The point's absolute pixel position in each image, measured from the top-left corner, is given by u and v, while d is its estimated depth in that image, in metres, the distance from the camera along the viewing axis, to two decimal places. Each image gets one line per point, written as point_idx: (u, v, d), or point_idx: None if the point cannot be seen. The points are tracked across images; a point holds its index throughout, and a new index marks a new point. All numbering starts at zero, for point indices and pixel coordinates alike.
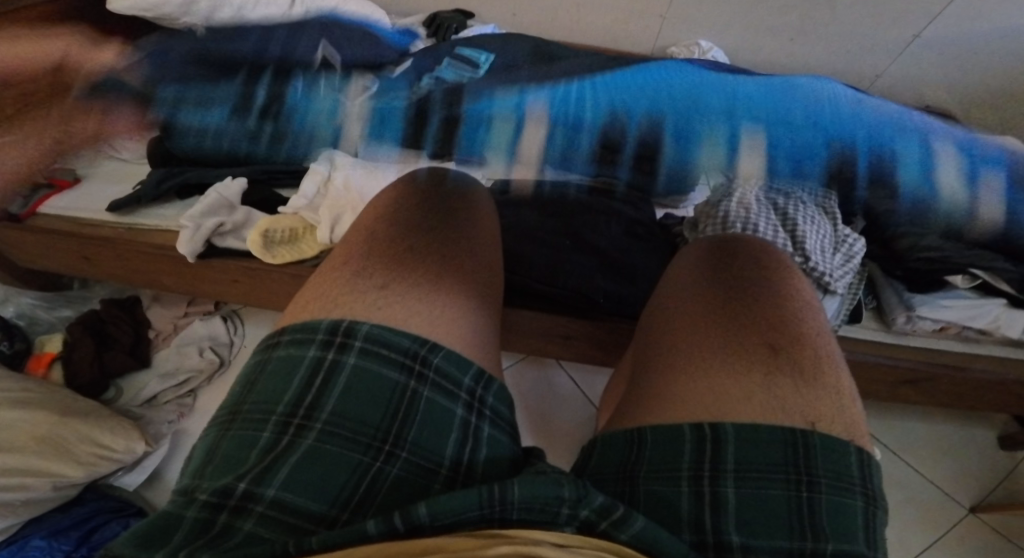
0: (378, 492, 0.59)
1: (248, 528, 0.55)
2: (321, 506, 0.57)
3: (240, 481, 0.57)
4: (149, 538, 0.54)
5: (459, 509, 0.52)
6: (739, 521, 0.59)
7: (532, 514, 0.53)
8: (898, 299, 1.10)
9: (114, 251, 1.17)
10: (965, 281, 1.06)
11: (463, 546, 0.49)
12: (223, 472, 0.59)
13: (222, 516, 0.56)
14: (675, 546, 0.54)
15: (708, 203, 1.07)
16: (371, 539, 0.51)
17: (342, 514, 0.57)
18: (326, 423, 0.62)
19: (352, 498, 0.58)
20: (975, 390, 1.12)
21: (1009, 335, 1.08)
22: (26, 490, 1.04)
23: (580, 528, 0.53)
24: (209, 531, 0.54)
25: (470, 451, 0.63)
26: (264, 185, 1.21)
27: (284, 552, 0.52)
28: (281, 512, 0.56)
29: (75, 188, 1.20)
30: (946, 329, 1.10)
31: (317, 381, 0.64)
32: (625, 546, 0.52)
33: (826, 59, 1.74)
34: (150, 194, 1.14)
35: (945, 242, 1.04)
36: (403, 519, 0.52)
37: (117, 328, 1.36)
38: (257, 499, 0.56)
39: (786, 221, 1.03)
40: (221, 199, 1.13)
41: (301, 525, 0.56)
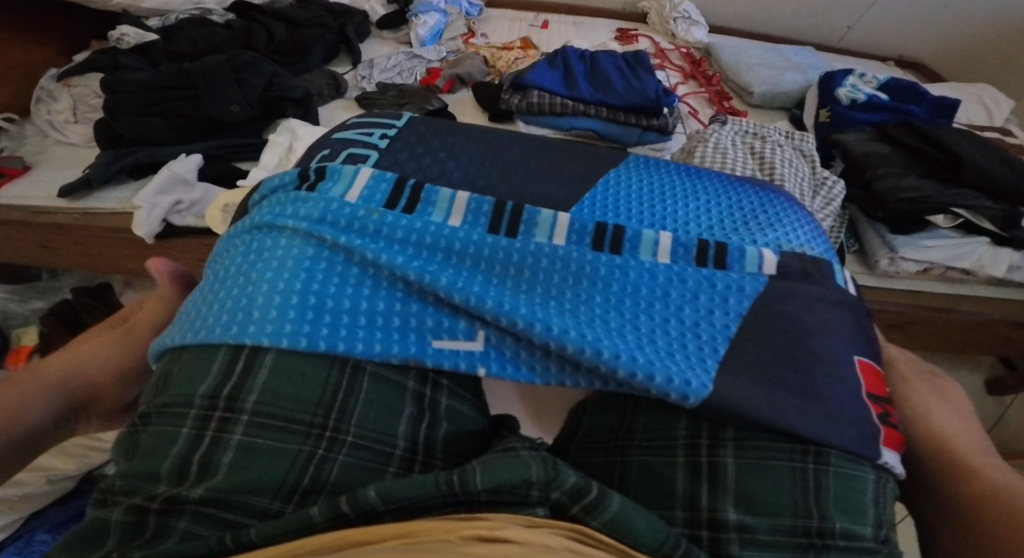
0: (327, 484, 0.45)
1: (181, 528, 0.43)
2: (262, 500, 0.43)
3: (161, 480, 0.44)
4: (83, 548, 0.44)
5: (416, 494, 0.42)
6: (739, 493, 0.47)
7: (500, 496, 0.42)
8: (880, 242, 1.06)
9: (73, 236, 1.11)
10: (947, 220, 1.02)
11: (431, 530, 0.38)
12: (140, 468, 0.45)
13: (151, 516, 0.43)
14: (651, 534, 0.42)
15: (682, 152, 0.98)
16: (317, 526, 0.42)
17: (288, 507, 0.44)
18: (254, 414, 0.45)
19: (300, 487, 0.44)
20: (965, 333, 1.10)
21: (993, 275, 1.04)
22: (23, 485, 0.93)
23: (552, 511, 0.43)
24: (142, 535, 0.44)
25: (429, 429, 0.49)
26: (221, 159, 1.16)
27: (219, 550, 0.42)
28: (214, 507, 0.43)
29: (25, 176, 1.15)
30: (929, 270, 1.06)
31: (241, 361, 0.47)
32: (598, 534, 0.42)
33: (796, 13, 1.69)
34: (101, 176, 1.08)
35: (925, 183, 1.02)
36: (351, 503, 0.42)
37: (92, 315, 1.17)
38: (184, 499, 0.43)
39: (763, 166, 0.93)
40: (177, 175, 1.06)
41: (241, 522, 0.43)
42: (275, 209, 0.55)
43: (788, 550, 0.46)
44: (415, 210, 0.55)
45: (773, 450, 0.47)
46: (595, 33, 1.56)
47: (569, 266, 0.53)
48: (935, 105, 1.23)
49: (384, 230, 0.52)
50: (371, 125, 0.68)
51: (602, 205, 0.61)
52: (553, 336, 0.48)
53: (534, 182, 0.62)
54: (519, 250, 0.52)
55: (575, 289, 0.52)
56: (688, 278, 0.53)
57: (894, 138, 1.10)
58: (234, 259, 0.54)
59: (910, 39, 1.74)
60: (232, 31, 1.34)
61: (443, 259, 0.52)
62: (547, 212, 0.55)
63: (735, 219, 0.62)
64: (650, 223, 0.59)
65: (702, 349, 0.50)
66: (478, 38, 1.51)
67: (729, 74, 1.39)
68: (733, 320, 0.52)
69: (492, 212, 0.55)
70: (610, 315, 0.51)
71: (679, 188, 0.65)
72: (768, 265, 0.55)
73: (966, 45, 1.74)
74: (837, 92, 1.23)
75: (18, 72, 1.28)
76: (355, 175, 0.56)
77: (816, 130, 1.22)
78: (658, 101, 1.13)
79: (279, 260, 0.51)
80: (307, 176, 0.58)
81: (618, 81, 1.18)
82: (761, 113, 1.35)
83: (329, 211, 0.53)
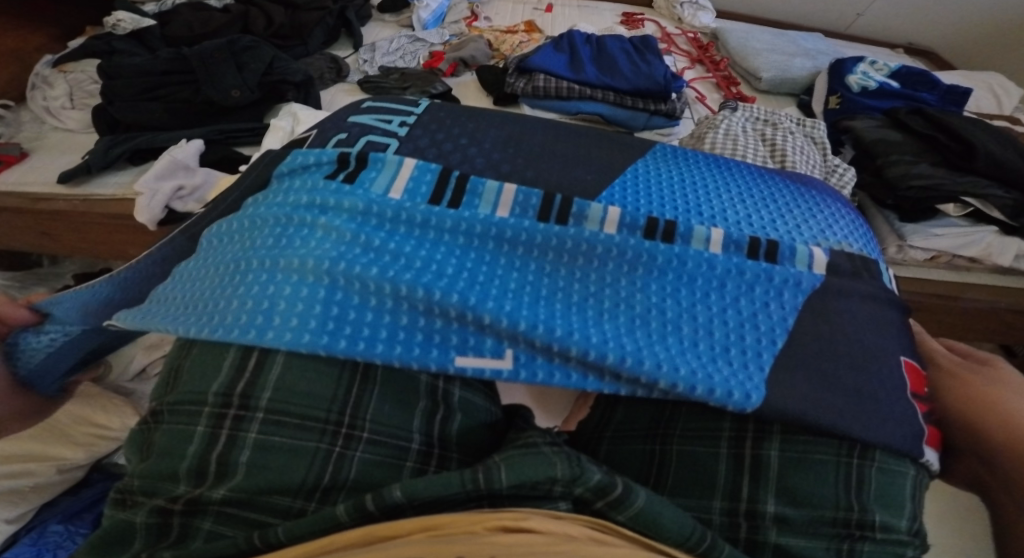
0: (347, 481, 0.44)
1: (206, 528, 0.44)
2: (283, 499, 0.43)
3: (179, 481, 0.44)
4: (112, 548, 0.45)
5: (440, 491, 0.41)
6: (781, 486, 0.47)
7: (523, 491, 0.41)
8: (889, 229, 1.05)
9: (72, 223, 1.08)
10: (957, 209, 1.00)
11: (454, 525, 0.38)
12: (156, 468, 0.44)
13: (175, 518, 0.44)
14: (682, 529, 0.41)
15: (692, 138, 0.96)
16: (343, 525, 0.41)
17: (309, 504, 0.44)
18: (269, 412, 0.44)
19: (320, 485, 0.44)
20: (976, 320, 1.09)
21: (1000, 264, 1.02)
22: (33, 476, 0.88)
23: (574, 505, 0.43)
24: (169, 537, 0.44)
25: (444, 421, 0.48)
26: (222, 144, 1.14)
27: (247, 549, 0.42)
28: (237, 507, 0.43)
29: (23, 163, 1.11)
30: (936, 258, 1.04)
31: (253, 358, 0.45)
32: (623, 530, 0.41)
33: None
34: (100, 162, 1.06)
35: (937, 170, 1.00)
36: (376, 500, 0.40)
37: None
38: (206, 500, 0.43)
39: (774, 153, 0.92)
40: (177, 161, 1.04)
41: (265, 520, 0.43)
42: (309, 197, 0.52)
43: (824, 540, 0.46)
44: (460, 205, 0.53)
45: (819, 446, 0.46)
46: (600, 16, 1.53)
47: (621, 264, 0.52)
48: (946, 92, 1.21)
49: (432, 221, 0.51)
50: (386, 110, 0.65)
51: (641, 193, 0.58)
52: (592, 348, 0.46)
53: (561, 168, 0.60)
54: (573, 241, 0.51)
55: (631, 277, 0.51)
56: (746, 268, 0.52)
57: (905, 125, 1.08)
58: (254, 245, 0.51)
59: (916, 23, 1.71)
60: (229, 14, 1.31)
61: (493, 254, 0.51)
62: (597, 206, 0.53)
63: (777, 212, 0.60)
64: (694, 214, 0.57)
65: (746, 353, 0.48)
66: (482, 21, 1.48)
67: (736, 59, 1.36)
68: (790, 312, 0.51)
69: (541, 204, 0.53)
70: (649, 321, 0.49)
71: (716, 181, 0.63)
72: (816, 263, 0.54)
73: (975, 29, 1.71)
74: (846, 79, 1.21)
75: (11, 57, 1.25)
76: (399, 165, 0.55)
77: (824, 116, 1.21)
78: (666, 85, 1.11)
79: (308, 254, 0.48)
80: (345, 163, 0.56)
81: (625, 65, 1.16)
82: (769, 98, 1.33)
83: (375, 203, 0.51)
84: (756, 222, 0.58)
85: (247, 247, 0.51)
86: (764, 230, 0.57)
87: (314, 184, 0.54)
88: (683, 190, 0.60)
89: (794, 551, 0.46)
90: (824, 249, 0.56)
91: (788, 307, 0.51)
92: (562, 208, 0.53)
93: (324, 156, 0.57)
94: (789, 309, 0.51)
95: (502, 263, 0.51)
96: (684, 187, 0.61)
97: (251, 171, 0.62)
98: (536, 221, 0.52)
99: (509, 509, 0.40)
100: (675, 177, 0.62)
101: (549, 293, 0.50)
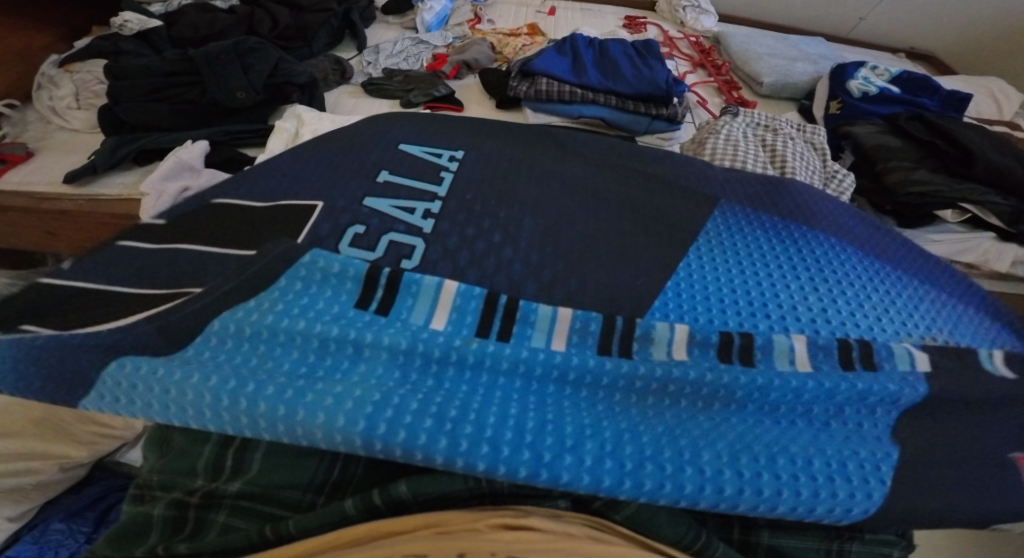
0: (356, 473, 0.45)
1: (220, 522, 0.44)
2: (294, 492, 0.44)
3: (198, 476, 0.46)
4: (124, 545, 0.45)
5: (446, 488, 0.41)
6: None
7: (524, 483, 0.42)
8: None
9: (77, 222, 1.09)
10: (954, 215, 1.01)
11: (456, 523, 0.39)
12: (176, 463, 0.47)
13: (191, 511, 0.45)
14: (675, 527, 0.42)
15: (693, 143, 0.97)
16: (352, 519, 0.41)
17: (319, 498, 0.44)
18: None
19: (330, 479, 0.44)
20: None
21: (998, 270, 1.03)
22: (37, 474, 0.89)
23: (575, 503, 0.43)
24: (178, 532, 0.44)
25: None
26: (227, 145, 1.15)
27: (259, 543, 0.41)
28: (252, 499, 0.44)
29: (29, 162, 1.12)
30: None
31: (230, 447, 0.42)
32: (621, 528, 0.41)
33: (806, 3, 1.67)
34: (106, 162, 1.07)
35: (936, 177, 1.01)
36: (383, 495, 0.41)
37: None
38: (222, 493, 0.45)
39: (775, 158, 0.92)
40: (183, 162, 1.05)
41: (277, 513, 0.44)
42: (341, 326, 0.45)
43: (815, 541, 0.46)
44: (512, 335, 0.47)
45: (805, 536, 0.46)
46: (603, 19, 1.54)
47: (702, 398, 0.45)
48: (946, 98, 1.22)
49: (487, 360, 0.44)
50: (407, 195, 0.60)
51: (694, 294, 0.53)
52: (686, 496, 0.40)
53: (603, 267, 0.54)
54: (644, 377, 0.45)
55: (709, 412, 0.44)
56: (846, 407, 0.45)
57: (906, 131, 1.09)
58: (276, 371, 0.43)
59: (917, 29, 1.72)
60: (235, 16, 1.31)
61: (557, 389, 0.44)
62: (662, 325, 0.48)
63: (851, 292, 0.55)
64: (763, 315, 0.51)
65: (865, 475, 0.42)
66: (485, 23, 1.48)
67: (738, 63, 1.37)
68: (885, 430, 0.44)
69: (601, 331, 0.48)
70: (749, 452, 0.42)
71: (780, 263, 0.57)
72: (920, 361, 0.48)
73: (975, 34, 1.72)
74: (847, 84, 1.21)
75: (18, 57, 1.26)
76: (438, 290, 0.49)
77: (825, 121, 1.22)
78: (669, 90, 1.12)
79: (347, 387, 0.42)
80: (372, 284, 0.48)
81: (628, 69, 1.17)
82: (771, 102, 1.34)
83: (420, 339, 0.45)
84: (838, 318, 0.52)
85: (268, 364, 0.44)
86: (846, 328, 0.51)
87: (342, 312, 0.47)
88: (738, 272, 0.55)
89: (786, 552, 0.46)
90: (916, 343, 0.51)
91: (883, 437, 0.44)
92: (623, 335, 0.48)
93: (349, 266, 0.49)
94: (889, 444, 0.44)
95: (567, 398, 0.44)
96: (737, 266, 0.56)
97: (234, 271, 0.48)
98: (600, 357, 0.46)
99: (511, 507, 0.41)
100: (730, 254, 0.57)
101: (589, 419, 0.43)
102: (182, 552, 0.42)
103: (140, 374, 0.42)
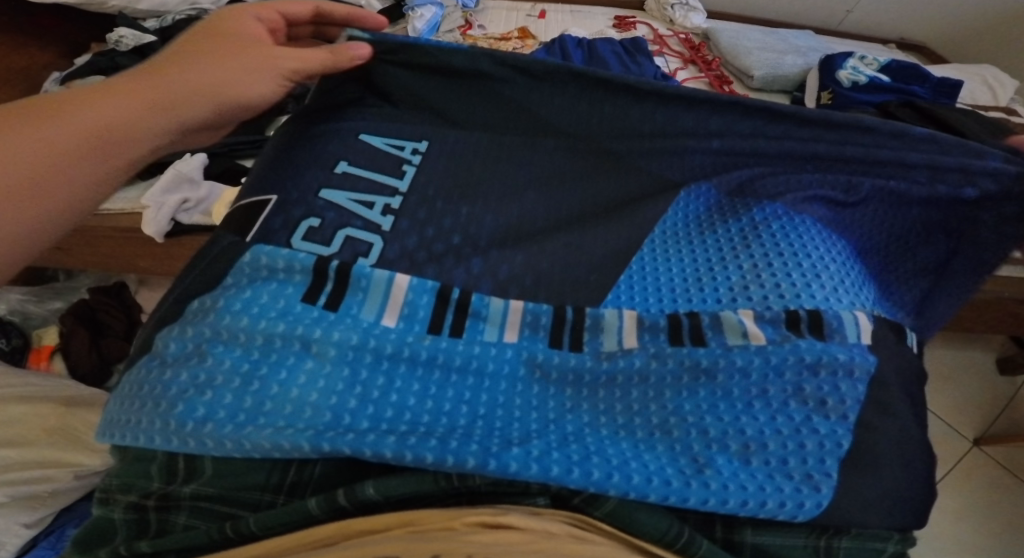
0: (315, 474, 0.42)
1: (181, 523, 0.42)
2: (254, 491, 0.42)
3: (152, 478, 0.42)
4: (93, 548, 0.44)
5: (417, 488, 0.40)
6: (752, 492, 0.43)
7: (499, 487, 0.41)
8: None
9: (83, 238, 1.10)
10: None
11: (432, 519, 0.39)
12: (133, 465, 0.43)
13: (151, 513, 0.43)
14: (654, 523, 0.40)
15: None
16: (316, 518, 0.40)
17: (279, 497, 0.42)
18: None
19: (288, 478, 0.42)
20: (979, 313, 1.04)
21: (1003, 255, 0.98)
22: (52, 481, 0.89)
23: (553, 502, 0.41)
24: (146, 533, 0.43)
25: None
26: (225, 156, 1.15)
27: (220, 540, 0.41)
28: (209, 500, 0.42)
29: None
30: None
31: (182, 462, 0.42)
32: (600, 526, 0.40)
33: None
34: None
35: None
36: (348, 495, 0.40)
37: (109, 315, 1.16)
38: (177, 496, 0.42)
39: None
40: (182, 174, 1.06)
41: (237, 513, 0.42)
42: (287, 323, 0.44)
43: (801, 537, 0.42)
44: (464, 330, 0.47)
45: (790, 532, 0.42)
46: (593, 21, 1.55)
47: (649, 392, 0.45)
48: (937, 85, 1.21)
49: (438, 358, 0.45)
50: (366, 188, 0.55)
51: (646, 284, 0.51)
52: (634, 488, 0.39)
53: (564, 247, 0.53)
54: (590, 373, 0.46)
55: (660, 401, 0.44)
56: (804, 385, 0.43)
57: (896, 118, 1.09)
58: (220, 372, 0.43)
59: (906, 19, 1.72)
60: None
61: (506, 387, 0.45)
62: (612, 313, 0.49)
63: (808, 261, 0.52)
64: (709, 299, 0.50)
65: (810, 472, 0.41)
66: (476, 29, 1.50)
67: (728, 58, 1.37)
68: (852, 407, 0.43)
69: (551, 324, 0.48)
70: (691, 449, 0.42)
71: (729, 237, 0.54)
72: (863, 332, 0.47)
73: (966, 21, 1.71)
74: (838, 74, 1.21)
75: (21, 75, 1.30)
76: (390, 285, 0.48)
77: (817, 111, 1.21)
78: (658, 85, 1.13)
79: (296, 400, 0.42)
80: (321, 276, 0.47)
81: (616, 67, 1.18)
82: (762, 96, 1.34)
83: (370, 336, 0.45)
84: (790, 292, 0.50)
85: (215, 362, 0.43)
86: (803, 301, 0.48)
87: (288, 307, 0.45)
88: (693, 251, 0.54)
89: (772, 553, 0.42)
90: (866, 315, 0.48)
91: (839, 422, 0.43)
92: (573, 327, 0.48)
93: (296, 260, 0.47)
94: (842, 431, 0.42)
95: (518, 398, 0.45)
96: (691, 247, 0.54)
97: (195, 266, 0.50)
98: (549, 351, 0.47)
99: (488, 505, 0.40)
100: (687, 231, 0.55)
101: (525, 416, 0.43)
102: (146, 551, 0.41)
103: (127, 393, 0.44)
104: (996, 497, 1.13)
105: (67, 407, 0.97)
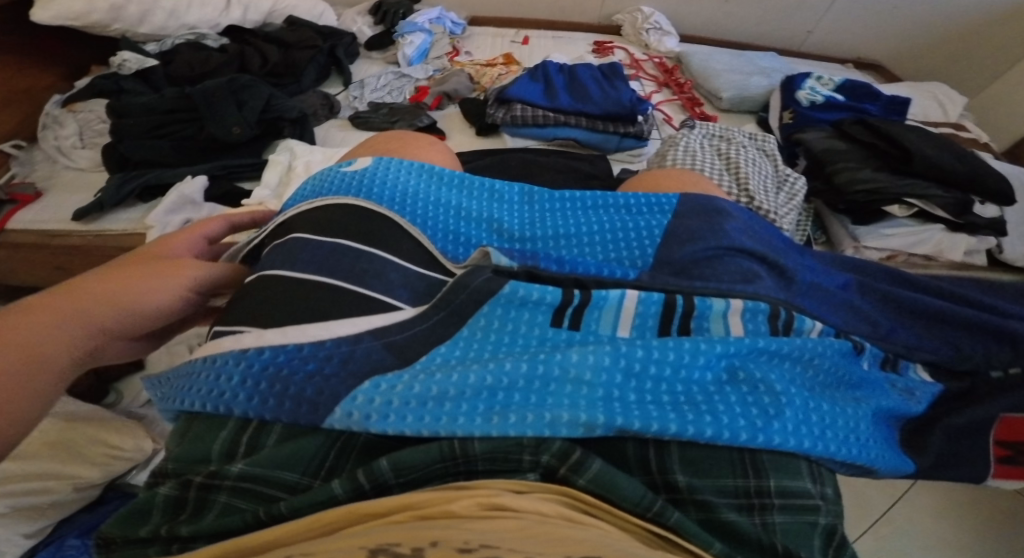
0: (353, 454, 0.49)
1: (221, 501, 0.48)
2: (292, 476, 0.48)
3: (211, 461, 0.49)
4: (134, 519, 0.49)
5: (424, 461, 0.47)
6: (685, 459, 0.50)
7: (496, 464, 0.48)
8: (845, 232, 1.11)
9: (86, 257, 1.15)
10: (902, 210, 1.07)
11: (434, 503, 0.45)
12: (192, 449, 0.49)
13: (192, 492, 0.48)
14: (634, 490, 0.46)
15: (656, 155, 1.03)
16: (338, 501, 0.46)
17: (315, 482, 0.48)
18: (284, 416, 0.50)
19: (325, 465, 0.48)
20: None
21: (952, 259, 1.09)
22: (51, 493, 0.91)
23: (544, 476, 0.48)
24: (184, 509, 0.48)
25: None
26: (224, 179, 1.23)
27: (254, 523, 0.47)
28: (250, 482, 0.47)
29: (36, 200, 1.19)
30: (894, 257, 1.09)
31: (243, 442, 0.49)
32: (582, 493, 0.46)
33: (761, 19, 1.76)
34: (112, 198, 1.14)
35: (880, 175, 1.08)
36: (368, 475, 0.46)
37: None
38: (223, 475, 0.47)
39: (730, 165, 0.99)
40: (185, 196, 1.13)
41: (274, 494, 0.48)
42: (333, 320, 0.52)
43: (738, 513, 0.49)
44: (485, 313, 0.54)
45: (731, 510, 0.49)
46: (574, 46, 1.64)
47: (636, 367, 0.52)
48: (889, 102, 1.30)
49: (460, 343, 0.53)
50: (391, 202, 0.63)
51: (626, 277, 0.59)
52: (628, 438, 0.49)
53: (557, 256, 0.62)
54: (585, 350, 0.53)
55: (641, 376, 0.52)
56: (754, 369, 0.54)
57: (851, 135, 1.15)
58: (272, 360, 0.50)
59: (865, 40, 1.82)
60: (227, 54, 1.41)
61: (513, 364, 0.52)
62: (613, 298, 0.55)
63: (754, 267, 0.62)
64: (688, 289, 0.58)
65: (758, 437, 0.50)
66: (463, 55, 1.58)
67: (699, 80, 1.46)
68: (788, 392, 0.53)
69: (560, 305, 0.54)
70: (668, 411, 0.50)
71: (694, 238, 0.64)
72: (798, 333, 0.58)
73: (916, 44, 1.84)
74: (797, 94, 1.30)
75: (22, 98, 1.34)
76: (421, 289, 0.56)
77: (780, 130, 1.29)
78: (633, 109, 1.21)
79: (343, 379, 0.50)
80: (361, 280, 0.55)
81: (595, 91, 1.26)
82: (730, 116, 1.43)
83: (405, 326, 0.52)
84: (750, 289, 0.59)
85: (243, 351, 0.50)
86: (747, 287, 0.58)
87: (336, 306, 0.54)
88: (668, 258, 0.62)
89: (731, 528, 0.49)
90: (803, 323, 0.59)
91: None
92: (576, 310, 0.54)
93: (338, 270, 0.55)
94: None
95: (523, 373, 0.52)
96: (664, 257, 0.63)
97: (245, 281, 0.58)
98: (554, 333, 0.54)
99: (484, 486, 0.46)
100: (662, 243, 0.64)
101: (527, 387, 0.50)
102: (184, 535, 0.47)
103: (186, 379, 0.51)
104: (965, 490, 1.19)
105: (69, 421, 0.97)
